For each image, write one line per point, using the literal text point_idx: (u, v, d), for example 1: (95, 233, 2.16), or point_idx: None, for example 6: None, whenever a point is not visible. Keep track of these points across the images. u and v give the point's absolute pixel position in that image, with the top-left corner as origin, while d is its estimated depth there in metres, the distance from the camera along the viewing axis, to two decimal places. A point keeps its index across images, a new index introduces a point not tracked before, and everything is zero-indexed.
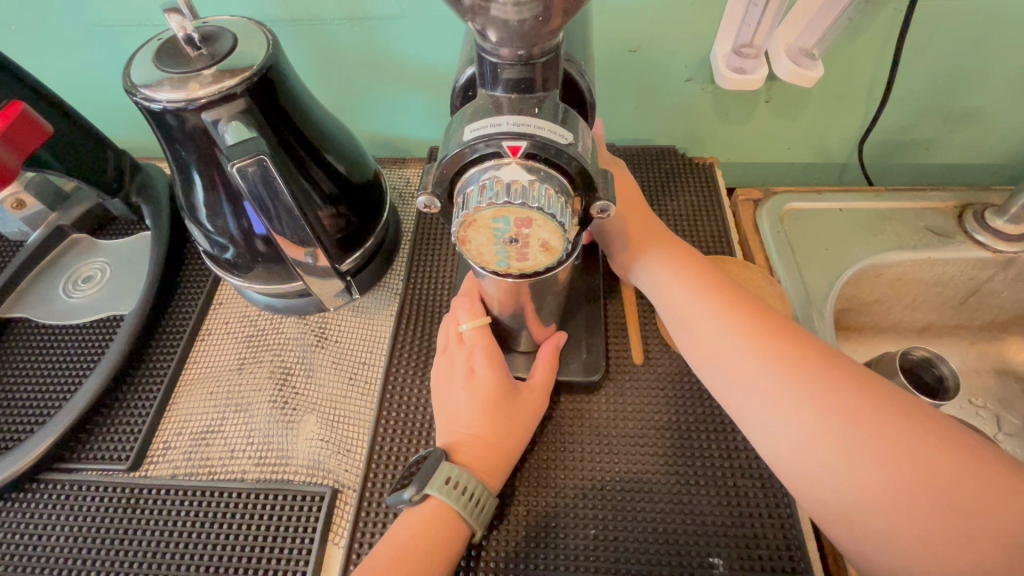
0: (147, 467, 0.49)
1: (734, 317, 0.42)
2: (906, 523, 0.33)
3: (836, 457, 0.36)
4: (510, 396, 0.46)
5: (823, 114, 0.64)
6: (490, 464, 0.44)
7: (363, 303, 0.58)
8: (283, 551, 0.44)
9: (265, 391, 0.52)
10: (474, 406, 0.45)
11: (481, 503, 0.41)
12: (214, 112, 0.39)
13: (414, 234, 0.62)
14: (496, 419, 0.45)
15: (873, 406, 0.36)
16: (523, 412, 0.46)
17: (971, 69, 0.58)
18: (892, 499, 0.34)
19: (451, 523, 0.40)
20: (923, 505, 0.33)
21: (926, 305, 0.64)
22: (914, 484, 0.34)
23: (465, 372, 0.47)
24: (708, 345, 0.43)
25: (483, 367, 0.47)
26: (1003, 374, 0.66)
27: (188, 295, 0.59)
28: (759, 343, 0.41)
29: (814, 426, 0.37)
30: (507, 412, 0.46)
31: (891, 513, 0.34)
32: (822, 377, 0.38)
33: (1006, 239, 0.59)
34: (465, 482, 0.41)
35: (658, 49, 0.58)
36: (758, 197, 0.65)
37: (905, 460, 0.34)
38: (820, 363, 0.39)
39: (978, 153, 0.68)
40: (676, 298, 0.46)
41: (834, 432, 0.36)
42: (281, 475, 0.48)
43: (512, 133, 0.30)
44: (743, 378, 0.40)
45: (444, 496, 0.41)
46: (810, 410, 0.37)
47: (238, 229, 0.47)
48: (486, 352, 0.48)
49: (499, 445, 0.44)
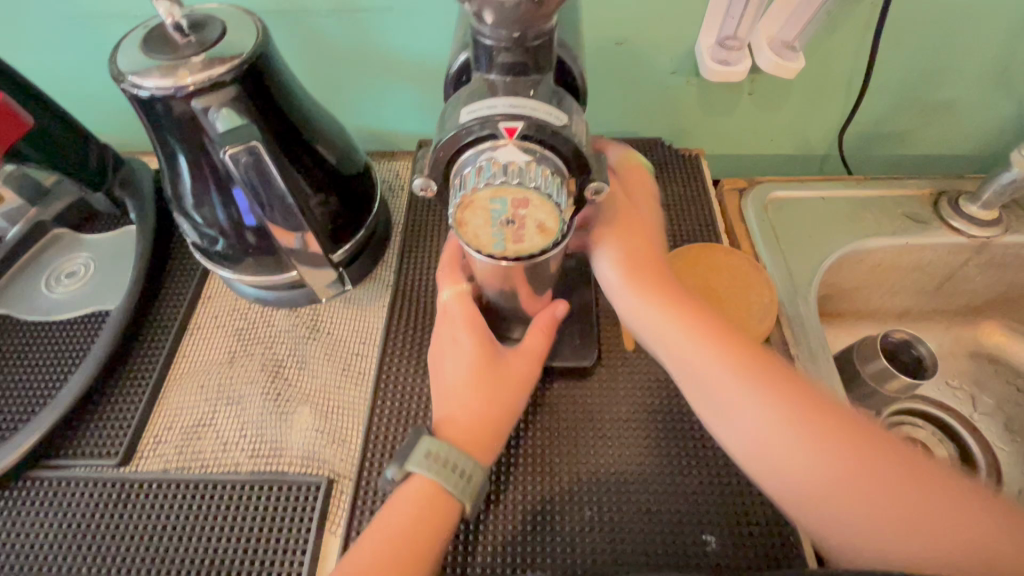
0: (136, 463, 0.48)
1: (690, 322, 0.43)
2: (861, 510, 0.36)
3: (802, 456, 0.38)
4: (494, 359, 0.47)
5: (804, 106, 0.66)
6: (477, 436, 0.44)
7: (355, 295, 0.57)
8: (280, 541, 0.44)
9: (256, 384, 0.52)
10: (461, 375, 0.46)
11: (465, 477, 0.41)
12: (204, 100, 0.39)
13: (405, 225, 0.62)
14: (481, 385, 0.45)
15: (818, 407, 0.39)
16: (510, 377, 0.46)
17: (943, 61, 0.61)
18: (841, 489, 0.36)
19: (436, 499, 0.41)
20: (882, 498, 0.36)
21: (905, 291, 0.66)
22: (857, 475, 0.36)
23: (446, 343, 0.48)
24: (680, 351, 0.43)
25: (467, 334, 0.47)
26: (977, 356, 0.69)
27: (175, 290, 0.58)
28: (717, 346, 0.42)
29: (768, 423, 0.39)
30: (492, 379, 0.46)
31: (840, 498, 0.36)
32: (774, 380, 0.40)
33: (979, 225, 0.61)
34: (447, 457, 0.41)
35: (643, 41, 0.59)
36: (742, 186, 0.66)
37: (850, 453, 0.37)
38: (770, 368, 0.41)
39: (953, 143, 0.70)
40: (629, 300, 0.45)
41: (799, 430, 0.38)
42: (275, 466, 0.48)
43: (508, 115, 0.30)
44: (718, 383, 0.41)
45: (425, 471, 0.41)
46: (761, 408, 0.39)
47: (228, 220, 0.47)
48: (468, 320, 0.48)
49: (488, 416, 0.44)
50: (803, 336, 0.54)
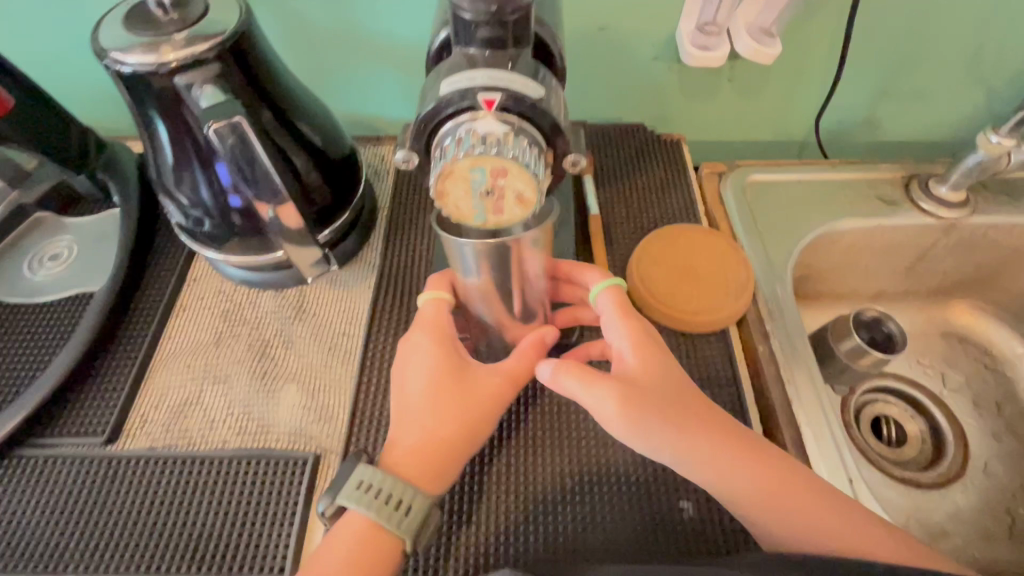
0: (123, 440, 0.49)
1: (639, 392, 0.41)
2: (799, 523, 0.38)
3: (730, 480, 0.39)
4: (454, 374, 0.44)
5: (781, 93, 0.67)
6: (424, 462, 0.41)
7: (340, 276, 0.58)
8: (267, 514, 0.45)
9: (243, 363, 0.53)
10: (425, 387, 0.44)
11: (401, 509, 0.40)
12: (187, 76, 0.40)
13: (390, 209, 0.62)
14: (438, 403, 0.43)
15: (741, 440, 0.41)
16: (468, 394, 0.44)
17: (914, 48, 0.63)
18: (763, 499, 0.39)
19: (373, 531, 0.39)
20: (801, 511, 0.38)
21: (879, 273, 0.68)
22: (787, 494, 0.39)
23: (414, 349, 0.45)
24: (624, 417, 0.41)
25: (427, 345, 0.45)
26: (949, 335, 0.71)
27: (160, 272, 0.58)
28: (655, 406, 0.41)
29: (695, 458, 0.40)
30: (454, 394, 0.43)
31: (779, 516, 0.38)
32: (701, 416, 0.41)
33: (947, 206, 0.63)
34: (379, 486, 0.40)
35: (624, 27, 0.60)
36: (722, 170, 0.67)
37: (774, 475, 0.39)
38: (698, 406, 0.42)
39: (926, 130, 0.72)
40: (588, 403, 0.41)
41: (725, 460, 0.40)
42: (262, 442, 0.48)
43: (487, 86, 0.31)
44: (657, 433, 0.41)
45: (355, 502, 0.40)
46: (689, 446, 0.40)
47: (213, 200, 0.47)
48: (433, 330, 0.45)
49: (442, 435, 0.42)
50: (778, 314, 0.56)
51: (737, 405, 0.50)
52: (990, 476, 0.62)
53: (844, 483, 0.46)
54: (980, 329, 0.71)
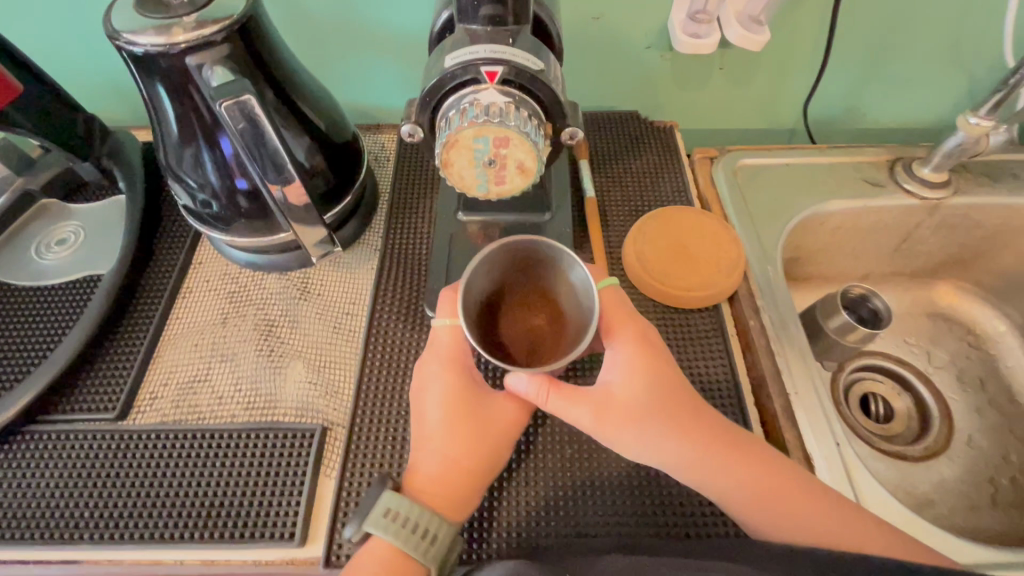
0: (134, 416, 0.50)
1: (619, 406, 0.41)
2: (793, 515, 0.39)
3: (721, 479, 0.40)
4: (476, 406, 0.44)
5: (770, 81, 0.69)
6: (450, 492, 0.42)
7: (344, 258, 0.59)
8: (277, 485, 0.46)
9: (250, 341, 0.54)
10: (446, 419, 0.43)
11: (429, 536, 0.40)
12: (198, 56, 0.41)
13: (391, 194, 0.64)
14: (461, 434, 0.43)
15: (729, 444, 0.41)
16: (491, 425, 0.44)
17: (898, 36, 0.65)
18: (761, 496, 0.40)
19: (403, 560, 0.39)
20: (801, 509, 0.39)
21: (865, 254, 0.71)
22: (780, 498, 0.39)
23: (429, 381, 0.44)
24: (610, 424, 0.41)
25: (444, 374, 0.44)
26: (933, 315, 0.74)
27: (167, 255, 0.60)
28: (646, 410, 0.41)
29: (688, 460, 0.41)
30: (477, 428, 0.43)
31: (771, 517, 0.39)
32: (687, 422, 0.42)
33: (931, 188, 0.65)
34: (406, 512, 0.40)
35: (619, 15, 0.62)
36: (713, 155, 0.69)
37: (764, 478, 0.40)
38: (683, 408, 0.42)
39: (910, 117, 0.74)
40: (569, 416, 0.41)
41: (716, 461, 0.41)
42: (270, 417, 0.50)
43: (489, 60, 0.33)
44: (649, 441, 0.41)
45: (384, 531, 0.39)
46: (679, 447, 0.41)
47: (220, 184, 0.49)
48: (450, 360, 0.44)
49: (467, 466, 0.42)
50: (769, 291, 0.58)
51: (729, 376, 0.52)
52: (975, 449, 0.64)
53: (832, 449, 0.49)
54: (964, 309, 0.73)
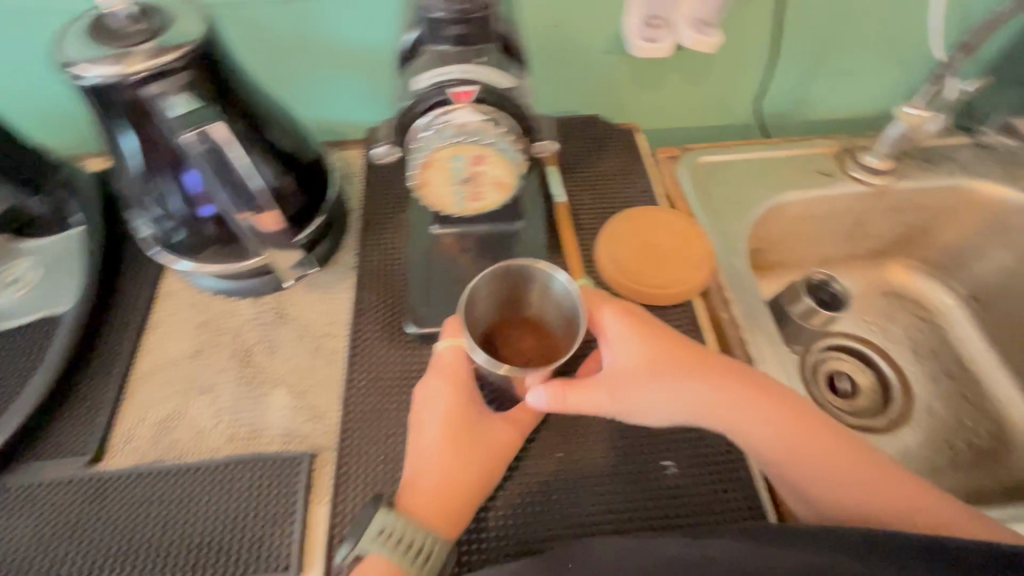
0: (110, 459, 0.48)
1: (630, 377, 0.44)
2: (818, 452, 0.42)
3: (747, 425, 0.43)
4: (471, 418, 0.46)
5: (723, 80, 0.72)
6: (444, 508, 0.43)
7: (321, 278, 0.59)
8: (267, 515, 0.45)
9: (227, 372, 0.53)
10: (445, 432, 0.45)
11: (427, 555, 0.40)
12: (158, 85, 0.40)
13: (363, 211, 0.63)
14: (455, 448, 0.45)
15: (748, 390, 0.44)
16: (486, 437, 0.46)
17: (837, 33, 0.69)
18: (787, 436, 0.42)
19: None
20: (824, 444, 0.42)
21: (822, 240, 0.74)
22: (797, 435, 0.42)
23: (435, 394, 0.46)
24: (630, 386, 0.44)
25: (442, 389, 0.46)
26: (888, 293, 0.78)
27: (132, 289, 0.57)
28: (664, 370, 0.44)
29: (713, 409, 0.44)
30: (469, 442, 0.45)
31: (800, 454, 0.42)
32: (703, 374, 0.44)
33: (877, 174, 0.69)
34: (400, 531, 0.41)
35: (575, 23, 0.63)
36: (675, 154, 0.72)
37: (785, 419, 0.43)
38: (695, 362, 0.45)
39: (854, 108, 0.78)
40: (586, 405, 0.44)
41: (739, 407, 0.43)
42: (254, 446, 0.49)
43: (462, 80, 0.35)
44: (669, 399, 0.44)
45: (381, 551, 0.40)
46: (701, 399, 0.44)
47: (185, 211, 0.48)
48: (448, 375, 0.46)
49: (461, 480, 0.44)
50: (737, 282, 0.60)
51: None
52: (934, 415, 0.69)
53: None
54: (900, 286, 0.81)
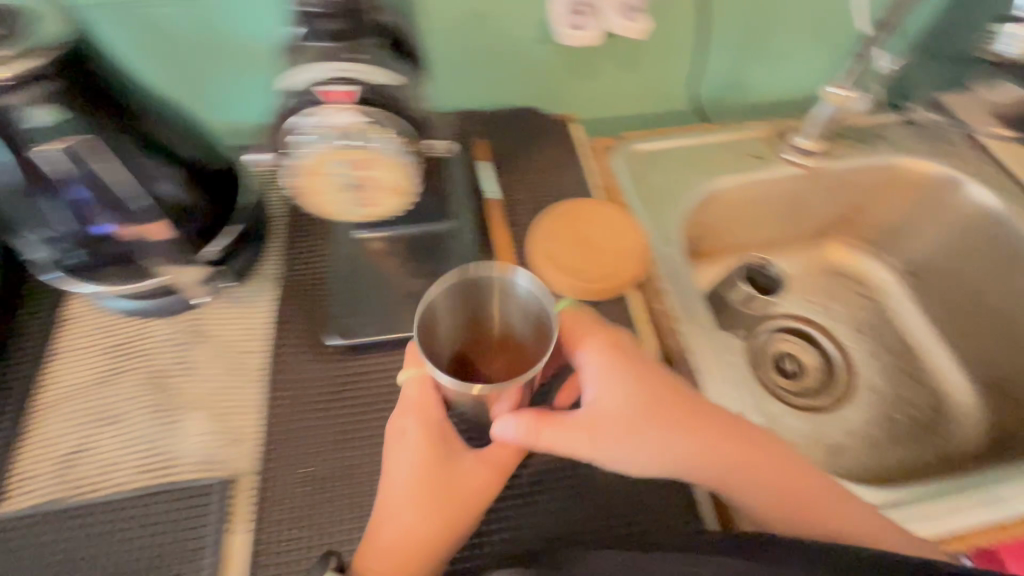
0: (8, 500, 0.45)
1: (613, 419, 0.42)
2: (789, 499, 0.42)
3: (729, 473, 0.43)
4: (442, 461, 0.42)
5: (656, 66, 0.71)
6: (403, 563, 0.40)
7: (239, 291, 0.55)
8: (180, 548, 0.43)
9: (137, 398, 0.49)
10: (412, 481, 0.42)
11: None
12: (16, 96, 0.36)
13: (286, 216, 0.60)
14: (421, 496, 0.41)
15: (732, 439, 0.43)
16: (456, 482, 0.42)
17: (765, 14, 0.68)
18: (768, 485, 0.42)
19: None
20: (802, 495, 0.42)
21: (763, 224, 0.74)
22: (777, 485, 0.42)
23: (401, 436, 0.43)
24: (616, 433, 0.42)
25: (414, 431, 0.42)
26: (831, 273, 0.78)
27: (31, 313, 0.53)
28: (651, 417, 0.42)
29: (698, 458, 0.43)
30: (438, 488, 0.42)
31: (779, 504, 0.42)
32: (690, 423, 0.43)
33: (811, 155, 0.69)
34: None
35: (496, 12, 0.61)
36: (611, 144, 0.70)
37: (765, 469, 0.43)
38: (683, 410, 0.43)
39: (790, 88, 0.78)
40: (563, 446, 0.42)
41: (725, 456, 0.43)
42: (166, 476, 0.46)
43: (343, 80, 0.35)
44: (655, 446, 0.42)
45: None
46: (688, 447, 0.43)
47: (72, 233, 0.44)
48: (416, 412, 0.43)
49: (425, 532, 0.41)
50: (673, 273, 0.59)
51: None
52: (875, 389, 0.70)
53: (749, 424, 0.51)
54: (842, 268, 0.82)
